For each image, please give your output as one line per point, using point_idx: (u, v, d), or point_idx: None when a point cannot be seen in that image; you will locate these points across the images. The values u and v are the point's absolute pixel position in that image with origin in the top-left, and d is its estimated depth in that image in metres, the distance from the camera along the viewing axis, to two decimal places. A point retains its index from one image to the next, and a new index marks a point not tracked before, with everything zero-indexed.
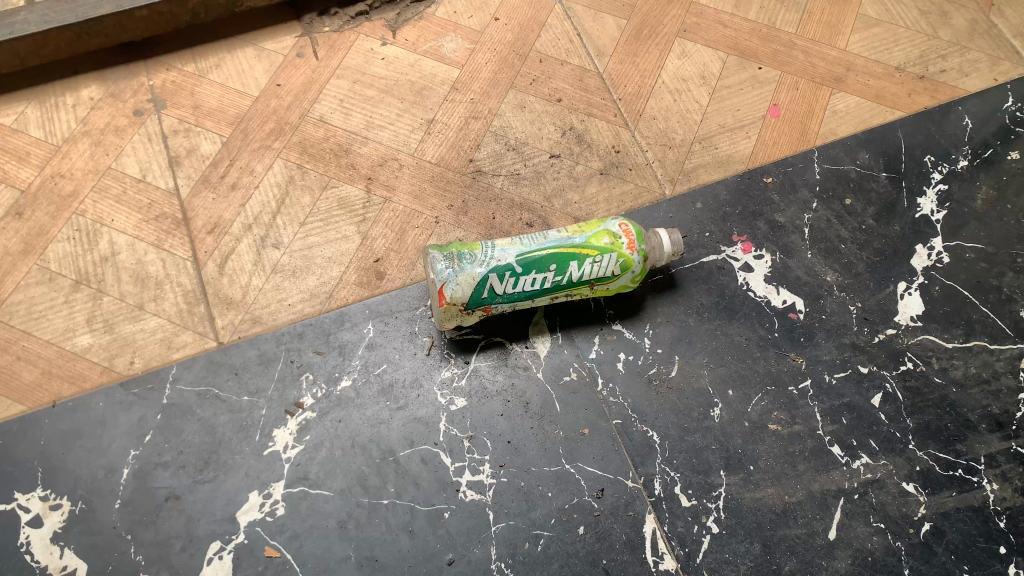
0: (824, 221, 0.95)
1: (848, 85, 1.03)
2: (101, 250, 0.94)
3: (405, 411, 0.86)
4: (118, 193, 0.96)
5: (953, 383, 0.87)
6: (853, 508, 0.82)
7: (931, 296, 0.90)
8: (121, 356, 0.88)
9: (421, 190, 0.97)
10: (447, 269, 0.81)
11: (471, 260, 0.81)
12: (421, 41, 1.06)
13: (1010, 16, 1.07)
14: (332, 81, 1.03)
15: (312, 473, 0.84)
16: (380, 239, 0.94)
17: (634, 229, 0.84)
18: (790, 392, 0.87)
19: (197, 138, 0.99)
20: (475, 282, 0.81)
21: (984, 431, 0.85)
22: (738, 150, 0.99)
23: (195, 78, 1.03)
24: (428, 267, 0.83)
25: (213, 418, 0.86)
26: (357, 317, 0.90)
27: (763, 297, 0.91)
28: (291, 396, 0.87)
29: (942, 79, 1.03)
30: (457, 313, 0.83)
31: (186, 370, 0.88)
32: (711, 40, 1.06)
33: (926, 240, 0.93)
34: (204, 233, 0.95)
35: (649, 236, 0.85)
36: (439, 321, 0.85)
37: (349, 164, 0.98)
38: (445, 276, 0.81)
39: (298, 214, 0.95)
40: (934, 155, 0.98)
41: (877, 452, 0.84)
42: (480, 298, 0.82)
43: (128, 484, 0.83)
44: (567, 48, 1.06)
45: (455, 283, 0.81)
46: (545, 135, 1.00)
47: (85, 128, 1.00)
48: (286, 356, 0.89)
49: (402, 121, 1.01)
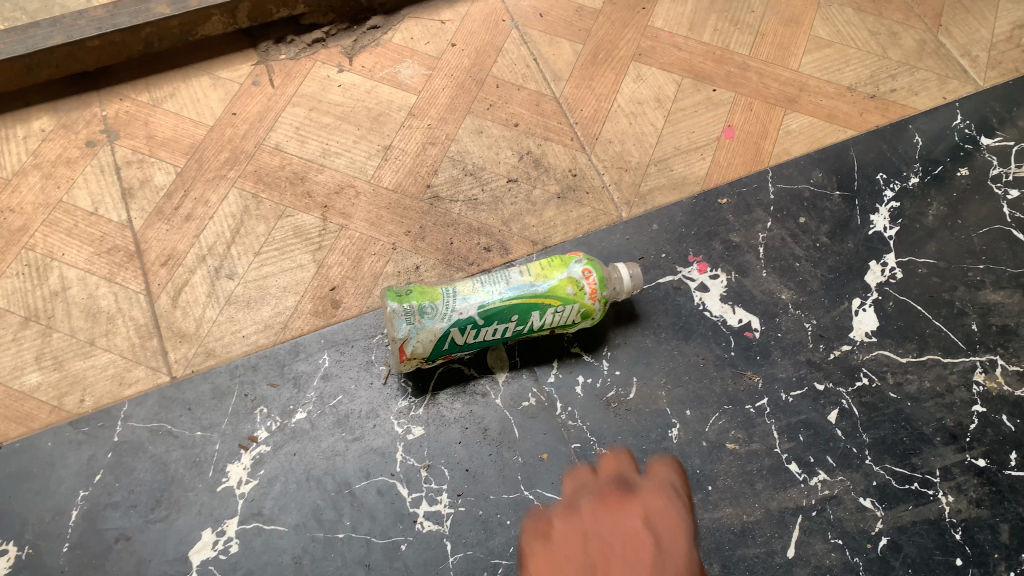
0: (779, 239, 0.95)
1: (801, 105, 1.04)
2: (51, 285, 0.92)
3: (361, 442, 0.85)
4: (70, 226, 0.95)
5: (909, 397, 0.87)
6: (811, 525, 0.81)
7: (885, 311, 0.91)
8: (71, 394, 0.87)
9: (378, 217, 0.96)
10: (408, 325, 0.81)
11: (431, 315, 0.81)
12: (378, 68, 1.06)
13: (957, 35, 1.09)
14: (288, 108, 1.03)
15: (266, 508, 0.82)
16: (336, 266, 0.93)
17: (597, 275, 0.83)
18: (747, 411, 0.86)
19: (152, 168, 0.99)
20: (437, 337, 0.81)
21: (939, 443, 0.85)
22: (694, 171, 0.99)
23: (148, 108, 1.02)
24: (388, 319, 0.82)
25: (166, 455, 0.84)
26: (312, 347, 0.89)
27: (719, 316, 0.91)
28: (245, 430, 0.85)
29: (892, 98, 1.04)
30: (418, 363, 0.84)
31: (138, 407, 0.86)
32: (667, 63, 1.07)
33: (879, 256, 0.94)
34: (157, 265, 0.94)
35: (610, 277, 0.85)
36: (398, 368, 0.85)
37: (305, 191, 0.97)
38: (406, 333, 0.81)
39: (253, 243, 0.95)
40: (886, 172, 0.99)
41: (835, 468, 0.84)
42: (443, 349, 0.83)
43: (77, 527, 0.81)
44: (524, 72, 1.06)
45: (416, 340, 0.81)
46: (502, 159, 1.00)
47: (36, 161, 0.98)
48: (240, 390, 0.87)
49: (359, 148, 1.01)
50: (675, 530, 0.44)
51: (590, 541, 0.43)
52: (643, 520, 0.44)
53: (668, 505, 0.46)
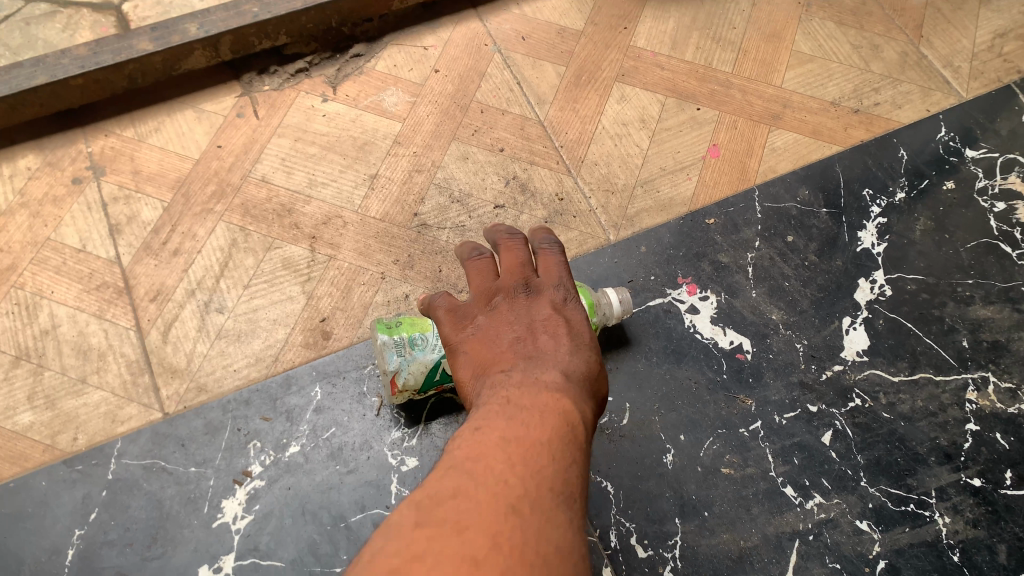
0: (768, 259, 0.95)
1: (786, 121, 1.04)
2: (41, 324, 0.92)
3: (356, 474, 0.85)
4: (58, 264, 0.95)
5: (902, 417, 0.87)
6: (809, 550, 0.82)
7: (876, 329, 0.91)
8: (63, 433, 0.87)
9: (366, 247, 0.96)
10: (399, 357, 0.81)
11: (421, 347, 0.81)
12: (362, 96, 1.06)
13: (939, 47, 1.10)
14: (273, 140, 1.03)
15: (262, 544, 0.82)
16: (326, 298, 0.93)
17: (585, 301, 0.84)
18: (740, 435, 0.87)
19: (139, 204, 0.99)
20: (428, 368, 0.81)
21: (933, 463, 0.85)
22: (680, 192, 1.00)
23: (134, 143, 1.02)
24: (379, 352, 0.82)
25: (161, 491, 0.84)
26: (304, 380, 0.89)
27: (710, 338, 0.91)
28: (239, 465, 0.85)
29: (877, 112, 1.05)
30: (410, 395, 0.84)
31: (131, 444, 0.86)
32: (650, 82, 1.07)
33: (868, 273, 0.94)
34: (147, 300, 0.94)
35: (600, 303, 0.85)
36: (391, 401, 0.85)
37: (293, 223, 0.98)
38: (397, 365, 0.81)
39: (242, 277, 0.95)
40: (873, 189, 0.99)
41: (830, 491, 0.84)
42: (434, 381, 0.82)
43: (73, 566, 0.80)
44: (507, 96, 1.06)
45: (407, 372, 0.81)
46: (488, 185, 1.00)
47: (22, 199, 0.98)
48: (233, 425, 0.87)
49: (346, 178, 1.01)
50: (574, 315, 0.63)
51: (516, 325, 0.61)
52: (552, 304, 0.63)
53: (564, 295, 0.65)
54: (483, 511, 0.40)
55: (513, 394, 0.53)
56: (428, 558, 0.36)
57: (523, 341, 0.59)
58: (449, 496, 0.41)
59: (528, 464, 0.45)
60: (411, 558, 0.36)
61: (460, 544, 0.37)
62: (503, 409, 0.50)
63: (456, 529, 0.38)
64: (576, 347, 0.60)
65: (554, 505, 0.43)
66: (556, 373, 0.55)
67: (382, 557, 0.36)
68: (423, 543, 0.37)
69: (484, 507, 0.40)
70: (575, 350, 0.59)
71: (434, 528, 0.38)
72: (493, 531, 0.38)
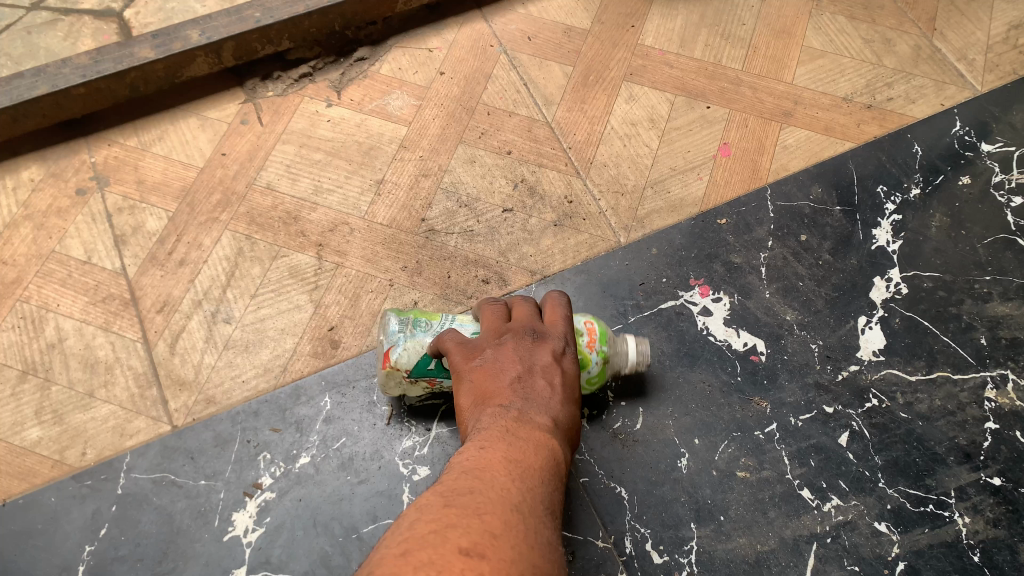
0: (781, 259, 0.94)
1: (797, 118, 1.03)
2: (48, 337, 0.91)
3: (367, 484, 0.84)
4: (63, 276, 0.94)
5: (921, 417, 0.86)
6: (827, 553, 0.80)
7: (892, 329, 0.90)
8: (72, 448, 0.86)
9: (374, 253, 0.95)
10: (399, 333, 0.81)
11: (424, 329, 0.81)
12: (367, 100, 1.05)
13: (952, 39, 1.08)
14: (278, 146, 1.02)
15: (274, 557, 0.80)
16: (334, 306, 0.92)
17: (599, 330, 0.80)
18: (756, 437, 0.85)
19: (143, 214, 0.98)
20: (423, 349, 0.79)
21: (953, 463, 0.84)
22: (691, 193, 0.98)
23: (137, 152, 1.01)
24: (383, 330, 0.84)
25: (171, 505, 0.83)
26: (313, 390, 0.88)
27: (724, 340, 0.90)
28: (249, 477, 0.84)
29: (889, 107, 1.03)
30: (400, 379, 0.81)
31: (140, 458, 0.85)
32: (658, 81, 1.06)
33: (883, 271, 0.93)
34: (153, 311, 0.93)
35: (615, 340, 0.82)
36: (381, 385, 0.83)
37: (299, 231, 0.96)
38: (395, 339, 0.81)
39: (248, 286, 0.94)
40: (886, 184, 0.98)
41: (848, 493, 0.83)
42: (427, 368, 0.79)
43: None
44: (514, 98, 1.05)
45: (403, 348, 0.80)
46: (496, 189, 0.99)
47: (27, 211, 0.98)
48: (242, 436, 0.86)
49: (351, 183, 1.00)
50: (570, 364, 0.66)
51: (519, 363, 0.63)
52: (553, 352, 0.65)
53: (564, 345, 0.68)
54: (498, 505, 0.44)
55: (512, 424, 0.56)
56: (457, 527, 0.40)
57: (528, 373, 0.62)
58: (466, 493, 0.45)
59: (526, 482, 0.48)
60: (444, 526, 0.40)
61: (482, 523, 0.41)
62: (501, 438, 0.53)
63: (477, 512, 0.42)
64: (568, 394, 0.63)
65: (548, 518, 0.46)
66: (551, 416, 0.58)
67: (414, 527, 0.40)
68: (452, 517, 0.41)
69: (497, 503, 0.44)
70: (568, 398, 0.62)
71: (460, 509, 0.42)
72: (508, 520, 0.43)
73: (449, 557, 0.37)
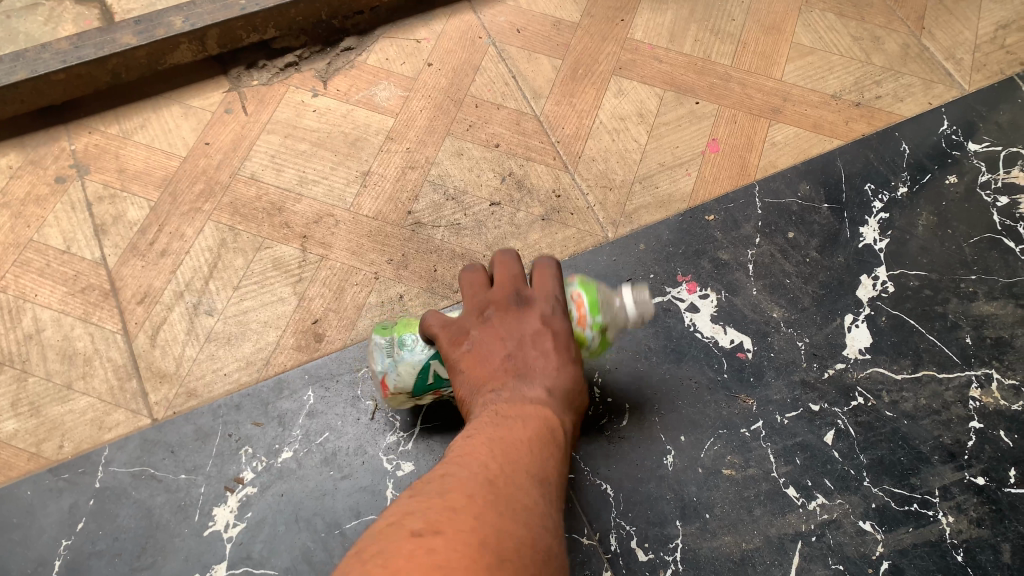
0: (768, 256, 0.94)
1: (786, 115, 1.02)
2: (25, 328, 0.90)
3: (350, 480, 0.83)
4: (41, 265, 0.92)
5: (905, 415, 0.86)
6: (812, 552, 0.80)
7: (878, 327, 0.90)
8: (49, 440, 0.84)
9: (359, 246, 0.94)
10: (387, 359, 0.78)
11: (409, 347, 0.77)
12: (353, 91, 1.04)
13: (941, 38, 1.08)
14: (262, 136, 1.00)
15: (255, 552, 0.79)
16: (318, 298, 0.91)
17: (588, 299, 0.74)
18: (742, 435, 0.85)
19: (124, 204, 0.96)
20: (417, 370, 0.77)
21: (937, 462, 0.84)
22: (679, 188, 0.98)
23: (119, 140, 0.99)
24: (372, 354, 0.80)
25: (150, 499, 0.82)
26: (296, 383, 0.87)
27: (710, 337, 0.90)
28: (230, 472, 0.83)
29: (878, 106, 1.03)
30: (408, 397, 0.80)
31: (119, 451, 0.84)
32: (648, 76, 1.05)
33: (870, 270, 0.93)
34: (133, 303, 0.91)
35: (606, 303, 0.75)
36: (393, 403, 0.83)
37: (283, 222, 0.95)
38: (385, 367, 0.78)
39: (231, 278, 0.92)
40: (874, 183, 0.98)
41: (833, 491, 0.83)
42: (428, 385, 0.78)
43: None
44: (502, 91, 1.04)
45: (397, 373, 0.78)
46: (484, 182, 0.98)
47: (4, 199, 0.96)
48: (223, 430, 0.85)
49: (337, 175, 0.98)
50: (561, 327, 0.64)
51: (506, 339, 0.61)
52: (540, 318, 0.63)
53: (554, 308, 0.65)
54: (471, 482, 0.43)
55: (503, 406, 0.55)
56: (417, 511, 0.39)
57: (517, 348, 0.60)
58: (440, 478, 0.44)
59: (511, 455, 0.48)
60: (400, 516, 0.39)
61: (444, 501, 0.40)
62: (490, 421, 0.53)
63: (440, 492, 0.41)
64: (561, 359, 0.61)
65: (533, 486, 0.46)
66: (544, 388, 0.57)
67: (407, 503, 0.41)
68: (414, 505, 0.40)
69: (470, 479, 0.43)
70: (564, 361, 0.61)
71: (426, 496, 0.41)
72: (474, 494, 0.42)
73: (400, 542, 0.36)
